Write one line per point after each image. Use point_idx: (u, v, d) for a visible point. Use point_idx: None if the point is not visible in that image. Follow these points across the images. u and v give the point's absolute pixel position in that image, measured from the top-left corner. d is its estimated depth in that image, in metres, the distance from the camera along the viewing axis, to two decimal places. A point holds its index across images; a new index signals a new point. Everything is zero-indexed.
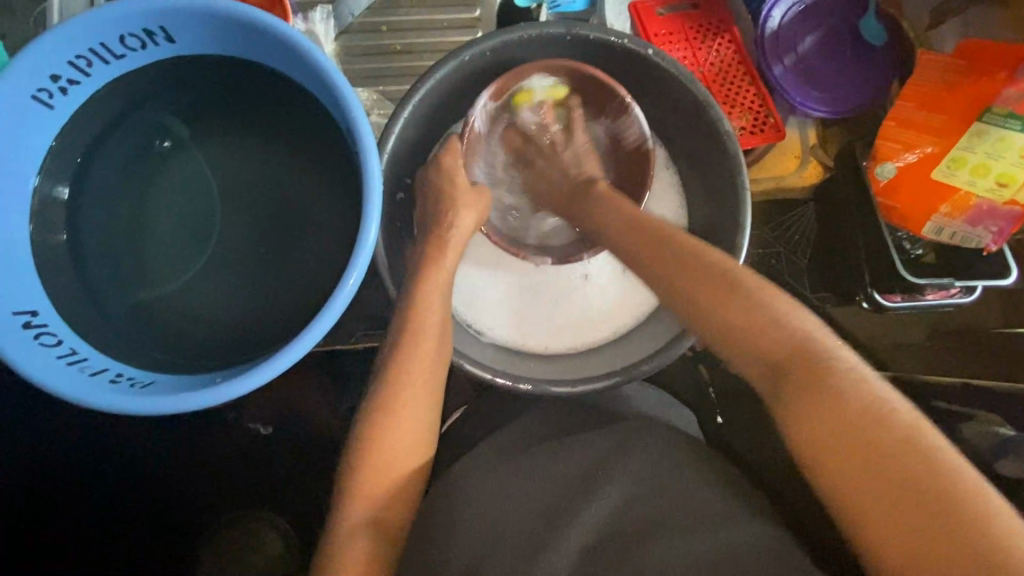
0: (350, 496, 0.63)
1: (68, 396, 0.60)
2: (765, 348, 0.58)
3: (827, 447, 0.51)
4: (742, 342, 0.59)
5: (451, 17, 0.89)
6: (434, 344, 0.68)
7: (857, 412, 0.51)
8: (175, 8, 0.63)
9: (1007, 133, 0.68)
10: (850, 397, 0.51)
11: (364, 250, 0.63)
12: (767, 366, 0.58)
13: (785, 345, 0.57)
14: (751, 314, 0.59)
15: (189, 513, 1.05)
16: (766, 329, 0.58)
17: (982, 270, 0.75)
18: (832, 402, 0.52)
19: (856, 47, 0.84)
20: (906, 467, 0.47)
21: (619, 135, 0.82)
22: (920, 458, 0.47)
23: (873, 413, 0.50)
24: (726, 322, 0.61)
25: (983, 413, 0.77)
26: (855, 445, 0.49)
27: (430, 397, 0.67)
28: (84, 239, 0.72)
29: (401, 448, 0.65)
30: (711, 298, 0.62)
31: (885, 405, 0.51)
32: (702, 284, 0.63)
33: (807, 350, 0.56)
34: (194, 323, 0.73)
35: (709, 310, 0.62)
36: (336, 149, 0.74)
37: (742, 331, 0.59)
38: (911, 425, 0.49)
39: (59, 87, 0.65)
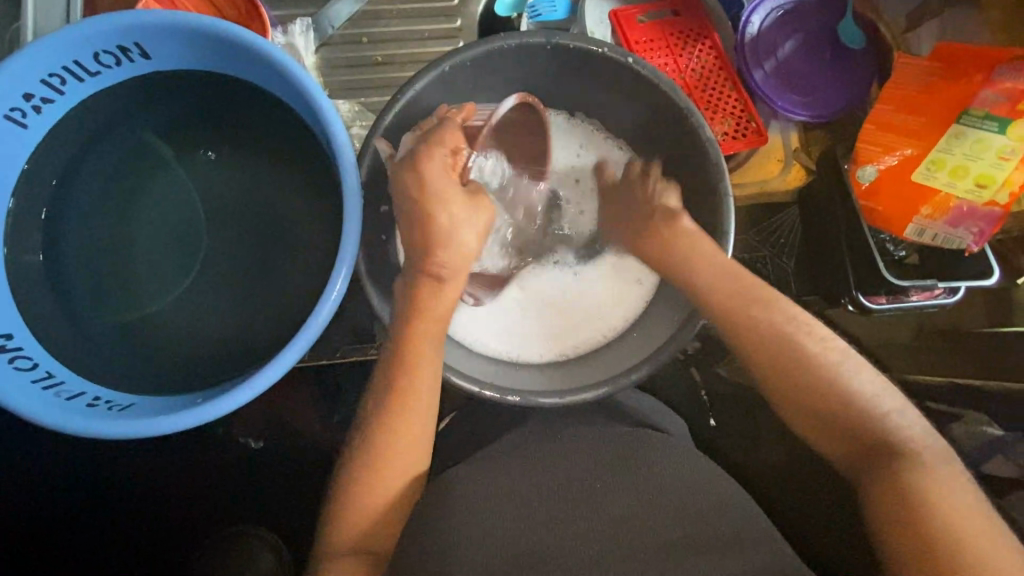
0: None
1: (42, 422, 0.59)
2: (834, 407, 0.64)
3: (895, 515, 0.58)
4: (831, 425, 0.64)
5: (432, 28, 0.89)
6: (418, 360, 0.67)
7: (929, 492, 0.58)
8: (148, 24, 0.62)
9: (984, 134, 0.70)
10: (927, 481, 0.58)
11: (344, 264, 0.62)
12: (846, 437, 0.64)
13: (872, 426, 0.63)
14: (844, 397, 0.64)
15: (175, 535, 1.04)
16: (860, 409, 0.63)
17: (964, 270, 0.75)
18: (907, 480, 0.59)
19: (834, 51, 0.84)
20: (963, 542, 0.55)
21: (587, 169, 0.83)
22: (956, 523, 0.56)
23: (940, 495, 0.57)
24: (816, 396, 0.65)
25: (971, 414, 0.78)
26: (909, 509, 0.57)
27: (425, 409, 0.70)
28: (59, 260, 0.71)
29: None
30: (811, 378, 0.65)
31: (960, 507, 0.57)
32: (799, 362, 0.66)
33: (887, 432, 0.62)
34: (172, 342, 0.72)
35: (803, 385, 0.65)
36: (317, 163, 0.73)
37: (839, 409, 0.64)
38: (969, 509, 0.57)
39: (33, 106, 0.65)
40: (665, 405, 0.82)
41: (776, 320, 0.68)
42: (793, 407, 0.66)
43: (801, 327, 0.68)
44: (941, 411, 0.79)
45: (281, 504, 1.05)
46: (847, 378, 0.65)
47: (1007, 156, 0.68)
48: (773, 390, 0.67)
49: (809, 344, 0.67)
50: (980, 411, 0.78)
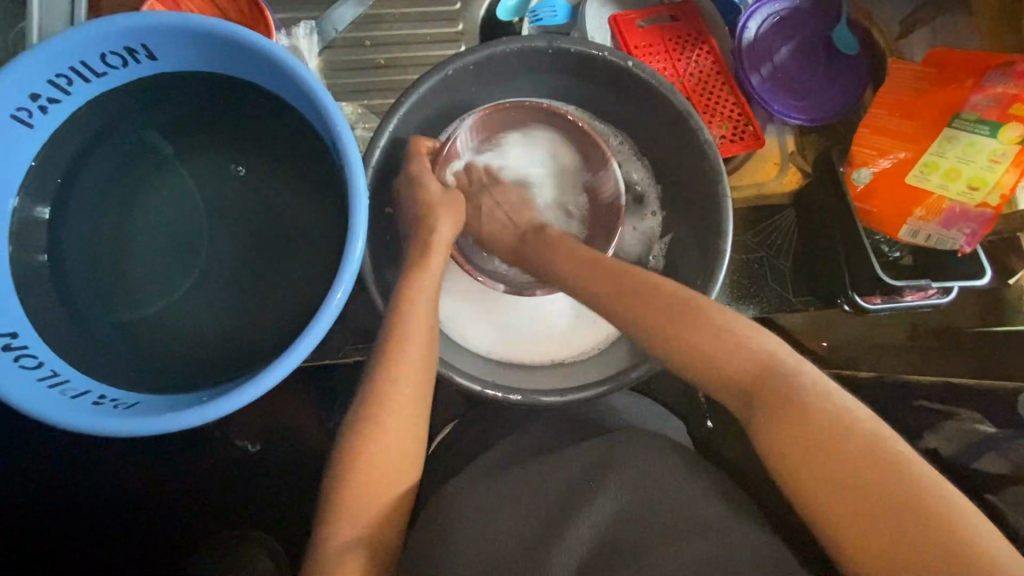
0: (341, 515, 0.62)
1: (50, 420, 0.59)
2: (732, 373, 0.59)
3: (797, 457, 0.53)
4: (734, 390, 0.59)
5: (434, 32, 0.90)
6: (422, 356, 0.68)
7: (845, 433, 0.51)
8: (157, 26, 0.63)
9: (975, 138, 0.71)
10: (823, 410, 0.53)
11: (351, 265, 0.63)
12: (740, 390, 0.59)
13: (762, 376, 0.58)
14: (734, 357, 0.59)
15: (174, 535, 1.03)
16: (755, 366, 0.58)
17: (956, 273, 0.76)
18: (808, 418, 0.53)
19: (829, 56, 0.86)
20: (875, 470, 0.49)
21: (597, 188, 0.86)
22: (875, 459, 0.50)
23: (845, 426, 0.52)
24: (707, 361, 0.60)
25: (962, 411, 0.78)
26: (829, 460, 0.51)
27: (419, 406, 0.67)
28: (62, 259, 0.71)
29: (392, 459, 0.65)
30: (703, 346, 0.61)
31: (873, 440, 0.51)
32: (693, 330, 0.62)
33: (780, 371, 0.57)
34: (177, 341, 0.72)
35: (704, 355, 0.61)
36: (322, 164, 0.74)
37: (733, 371, 0.59)
38: (875, 434, 0.51)
39: (39, 106, 0.65)
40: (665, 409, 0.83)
41: (662, 293, 0.66)
42: (696, 374, 0.62)
43: (694, 296, 0.65)
44: (932, 408, 0.80)
45: (280, 504, 1.05)
46: (743, 339, 0.60)
47: (999, 159, 0.69)
48: (673, 366, 0.63)
49: (697, 308, 0.63)
50: (972, 408, 0.78)
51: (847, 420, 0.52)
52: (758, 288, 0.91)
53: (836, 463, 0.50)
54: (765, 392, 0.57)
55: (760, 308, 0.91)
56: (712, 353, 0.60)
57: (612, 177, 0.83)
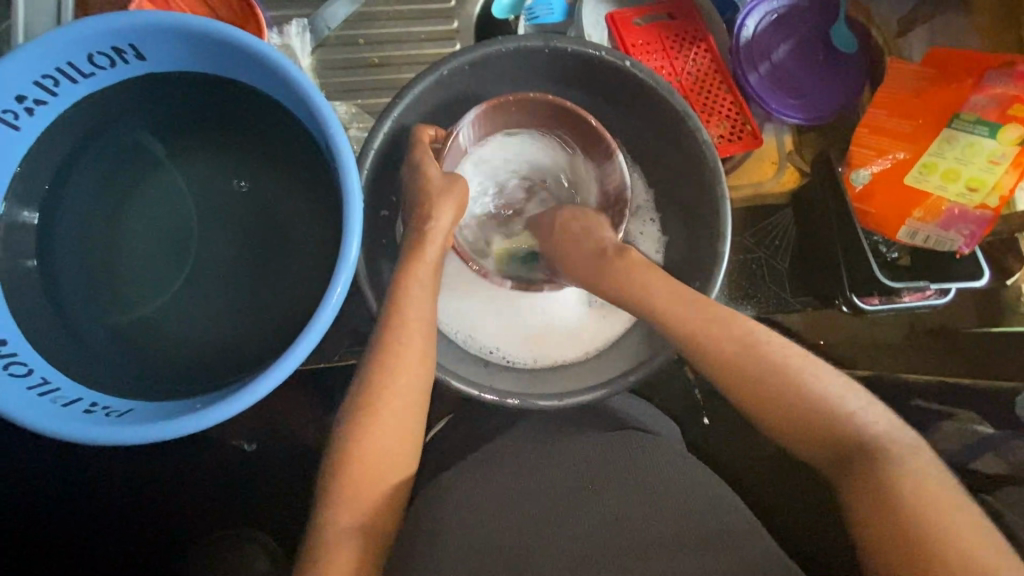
0: (333, 521, 0.60)
1: (41, 429, 0.58)
2: (795, 410, 0.61)
3: (864, 512, 0.55)
4: (799, 433, 0.61)
5: (428, 30, 0.89)
6: (419, 360, 0.67)
7: (913, 496, 0.54)
8: (145, 26, 0.61)
9: (975, 139, 0.71)
10: (903, 479, 0.55)
11: (346, 269, 0.62)
12: (809, 436, 0.61)
13: (834, 431, 0.60)
14: (808, 409, 0.61)
15: (170, 538, 1.03)
16: (827, 418, 0.60)
17: (957, 272, 0.76)
18: (874, 476, 0.56)
19: (827, 55, 0.86)
20: (943, 531, 0.51)
21: (603, 179, 0.82)
22: (940, 524, 0.51)
23: (920, 493, 0.54)
24: (774, 399, 0.62)
25: (961, 411, 0.79)
26: (895, 519, 0.53)
27: (415, 410, 0.66)
28: (52, 263, 0.70)
29: (387, 462, 0.64)
30: (778, 392, 0.62)
31: (941, 504, 0.53)
32: (756, 361, 0.64)
33: (847, 434, 0.59)
34: (169, 345, 0.72)
35: (771, 399, 0.62)
36: (315, 165, 0.73)
37: (810, 425, 0.61)
38: (949, 498, 0.54)
39: (25, 108, 0.64)
40: (659, 410, 0.82)
41: (737, 337, 0.65)
42: (769, 422, 0.63)
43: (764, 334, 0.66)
44: (930, 409, 0.81)
45: (277, 506, 1.05)
46: (807, 381, 0.62)
47: (998, 160, 0.70)
48: (751, 412, 0.64)
49: (766, 353, 0.64)
50: (970, 409, 0.80)
51: (922, 489, 0.54)
52: (755, 286, 0.91)
53: (897, 522, 0.53)
54: (833, 442, 0.60)
55: (759, 310, 0.90)
56: (770, 388, 0.62)
57: (620, 168, 0.78)
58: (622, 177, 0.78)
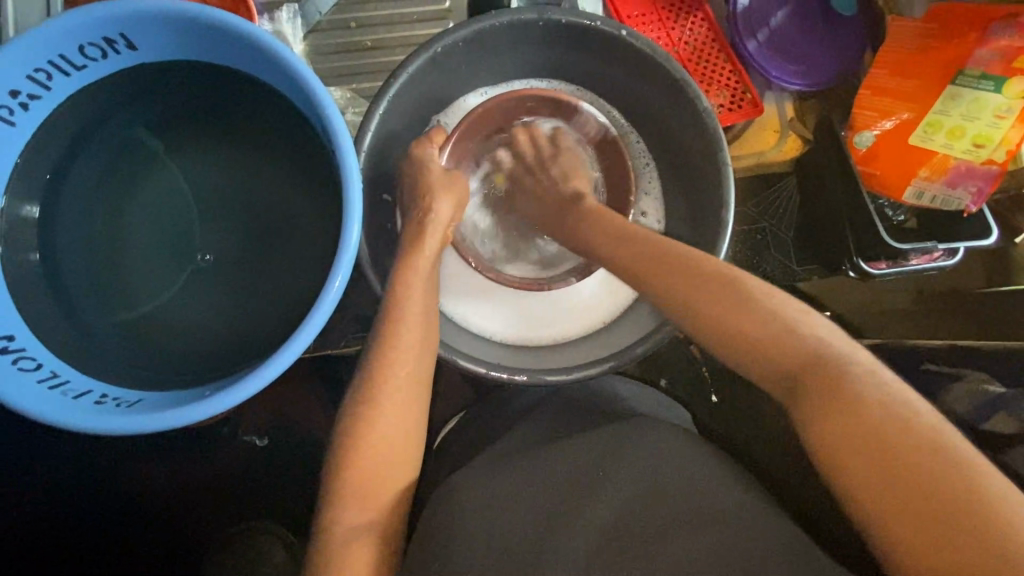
0: (350, 504, 0.60)
1: (55, 421, 0.59)
2: (749, 333, 0.58)
3: (844, 443, 0.50)
4: (757, 353, 0.58)
5: (420, 10, 0.88)
6: (417, 342, 0.66)
7: (873, 406, 0.50)
8: (133, 13, 0.61)
9: (980, 93, 0.70)
10: (862, 386, 0.51)
11: (347, 252, 0.62)
12: (778, 363, 0.57)
13: (802, 352, 0.56)
14: (775, 332, 0.57)
15: (187, 529, 1.04)
16: (788, 336, 0.57)
17: (962, 232, 0.75)
18: (845, 395, 0.51)
19: (827, 18, 0.84)
20: (916, 454, 0.46)
21: (579, 131, 0.86)
22: (903, 434, 0.48)
23: (875, 407, 0.50)
24: (753, 342, 0.58)
25: (970, 371, 0.78)
26: (871, 434, 0.48)
27: (416, 394, 0.66)
28: (56, 257, 0.70)
29: (395, 445, 0.63)
30: (744, 324, 0.59)
31: (905, 409, 0.49)
32: (743, 316, 0.59)
33: (821, 350, 0.55)
34: (177, 337, 0.72)
35: (742, 326, 0.59)
36: (312, 150, 0.72)
37: (783, 351, 0.57)
38: (926, 419, 0.48)
39: (20, 103, 0.63)
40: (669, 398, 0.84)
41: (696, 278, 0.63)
42: (742, 359, 0.59)
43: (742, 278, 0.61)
44: (941, 372, 0.80)
45: (292, 497, 1.05)
46: (780, 311, 0.58)
47: (1004, 114, 0.68)
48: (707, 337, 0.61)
49: (739, 288, 0.60)
50: (980, 369, 0.78)
51: (891, 398, 0.50)
52: (760, 258, 0.90)
53: (864, 429, 0.49)
54: (783, 349, 0.57)
55: (764, 280, 0.90)
56: (726, 317, 0.60)
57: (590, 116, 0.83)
58: (597, 121, 0.83)
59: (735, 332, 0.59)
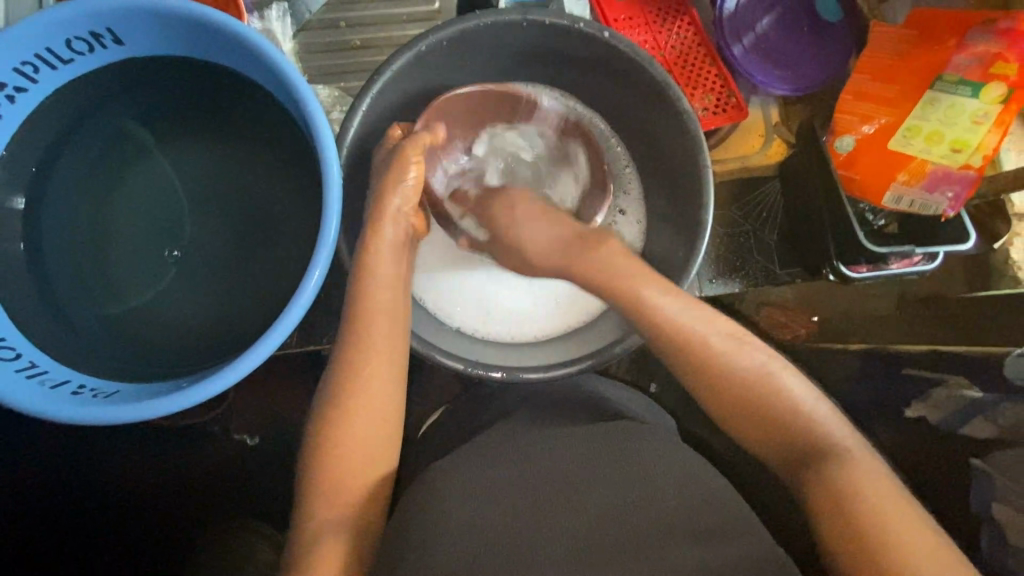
0: (326, 500, 0.61)
1: (30, 410, 0.59)
2: (749, 397, 0.61)
3: (825, 514, 0.54)
4: (751, 417, 0.61)
5: (410, 11, 0.89)
6: (389, 341, 0.67)
7: (854, 484, 0.54)
8: (118, 8, 0.61)
9: (957, 99, 0.70)
10: (848, 468, 0.55)
11: (325, 247, 0.62)
12: (774, 432, 0.60)
13: (798, 425, 0.59)
14: (775, 400, 0.60)
15: (171, 525, 1.04)
16: (783, 407, 0.60)
17: (942, 236, 0.75)
18: (834, 475, 0.55)
19: (812, 24, 0.85)
20: (888, 536, 0.50)
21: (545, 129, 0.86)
22: (881, 517, 0.51)
23: (864, 484, 0.54)
24: (751, 405, 0.61)
25: (953, 377, 0.76)
26: (849, 511, 0.52)
27: (389, 392, 0.66)
28: (40, 249, 0.71)
29: (367, 441, 0.64)
30: (742, 389, 0.61)
31: (884, 493, 0.53)
32: (745, 379, 0.61)
33: (814, 430, 0.59)
34: (158, 330, 0.72)
35: (741, 390, 0.61)
36: (297, 146, 0.73)
37: (777, 417, 0.60)
38: (903, 506, 0.52)
39: (5, 95, 0.64)
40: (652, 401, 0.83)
41: (702, 341, 0.63)
42: (736, 420, 0.62)
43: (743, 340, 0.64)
44: (924, 377, 0.78)
45: (278, 496, 1.05)
46: (778, 381, 0.61)
47: (981, 120, 0.69)
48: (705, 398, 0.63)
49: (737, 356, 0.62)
50: (963, 374, 0.76)
51: (871, 481, 0.54)
52: (744, 262, 0.89)
53: (843, 506, 0.53)
54: (779, 418, 0.60)
55: (747, 284, 0.89)
56: (728, 379, 0.62)
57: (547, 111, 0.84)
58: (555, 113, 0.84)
59: (732, 394, 0.61)
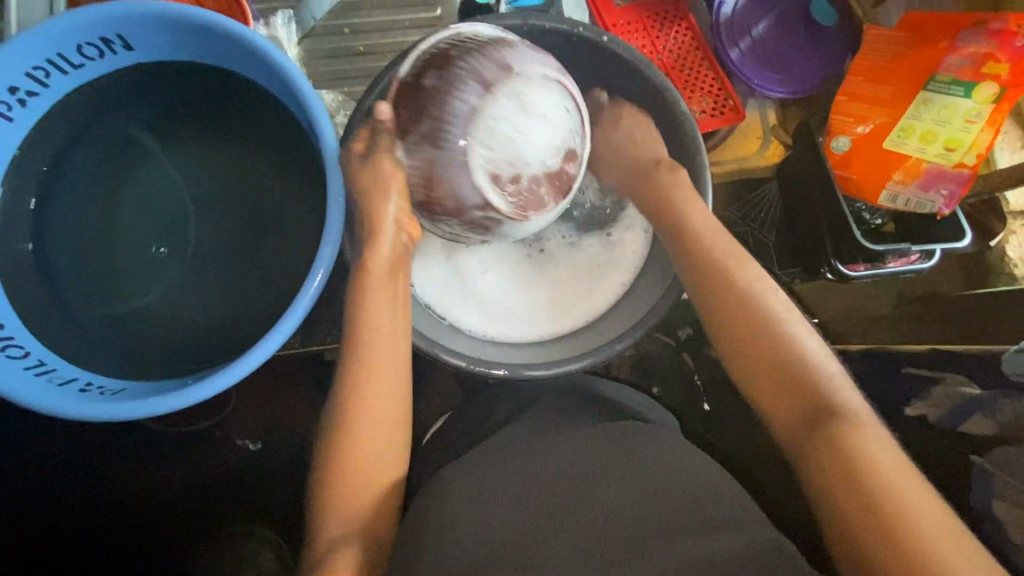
0: (343, 495, 0.64)
1: (38, 407, 0.60)
2: (769, 351, 0.62)
3: (837, 477, 0.54)
4: (769, 372, 0.62)
5: (412, 17, 0.90)
6: (391, 340, 0.67)
7: (867, 450, 0.54)
8: (128, 15, 0.63)
9: (951, 99, 0.71)
10: (860, 435, 0.55)
11: (329, 246, 0.63)
12: (795, 390, 0.60)
13: (818, 388, 0.60)
14: (792, 359, 0.61)
15: (176, 527, 1.04)
16: (808, 368, 0.61)
17: (939, 234, 0.76)
18: (838, 435, 0.56)
19: (807, 27, 0.86)
20: (903, 510, 0.50)
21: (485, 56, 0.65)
22: (892, 487, 0.51)
23: (869, 448, 0.54)
24: (769, 360, 0.62)
25: (949, 374, 0.78)
26: (856, 471, 0.53)
27: (395, 392, 0.68)
28: (49, 250, 0.72)
29: (375, 435, 0.66)
30: (765, 345, 0.62)
31: (891, 461, 0.54)
32: (765, 334, 0.63)
33: (830, 391, 0.59)
34: (165, 329, 0.73)
35: (755, 341, 0.63)
36: (302, 149, 0.74)
37: (794, 373, 0.61)
38: (913, 474, 0.53)
39: (17, 100, 0.65)
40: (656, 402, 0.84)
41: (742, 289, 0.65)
42: (748, 373, 0.63)
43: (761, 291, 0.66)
44: (921, 375, 0.80)
45: (280, 498, 1.06)
46: (797, 339, 0.62)
47: (974, 119, 0.70)
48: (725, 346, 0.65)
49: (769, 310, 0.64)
50: (959, 370, 0.78)
51: (882, 451, 0.54)
52: None
53: (851, 469, 0.53)
54: (798, 375, 0.61)
55: None
56: (753, 331, 0.63)
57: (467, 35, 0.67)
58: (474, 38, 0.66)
59: (749, 346, 0.63)
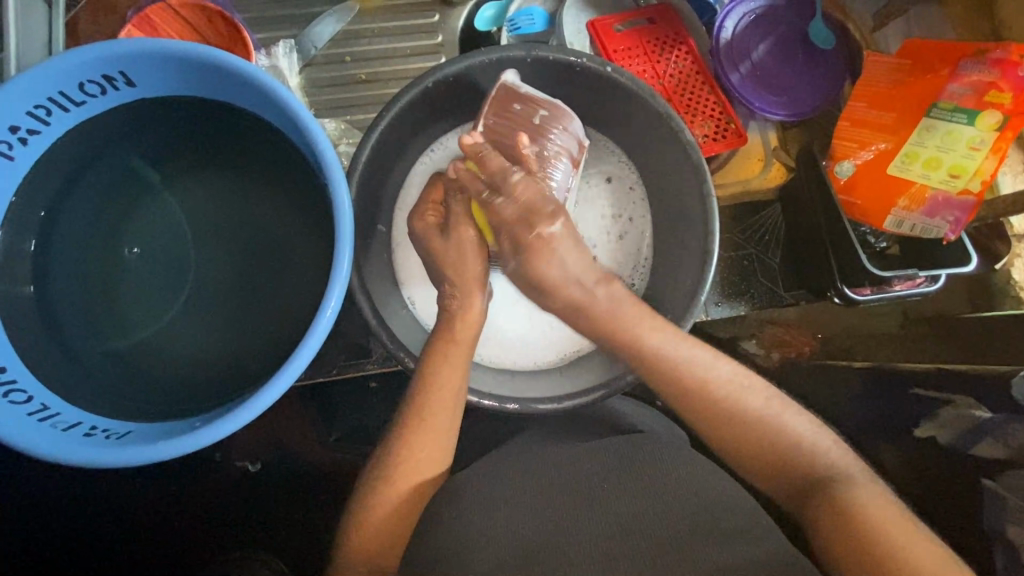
0: (360, 535, 0.63)
1: (42, 454, 0.59)
2: (747, 436, 0.65)
3: (842, 541, 0.56)
4: (756, 459, 0.65)
5: (414, 45, 0.91)
6: (442, 403, 0.67)
7: (859, 507, 0.57)
8: (131, 53, 0.62)
9: (954, 126, 0.72)
10: (848, 493, 0.58)
11: (338, 284, 0.62)
12: (781, 464, 0.63)
13: (800, 454, 0.63)
14: (772, 432, 0.64)
15: (178, 558, 1.03)
16: (784, 441, 0.64)
17: (944, 259, 0.77)
18: (836, 500, 0.58)
19: (806, 51, 0.87)
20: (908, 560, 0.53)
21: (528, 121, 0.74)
22: (893, 538, 0.54)
23: (866, 505, 0.57)
24: (750, 445, 0.64)
25: (958, 397, 0.78)
26: (859, 532, 0.55)
27: (441, 448, 0.68)
28: (51, 290, 0.71)
29: (420, 474, 0.66)
30: (743, 435, 0.65)
31: (884, 510, 0.56)
32: (735, 419, 0.65)
33: (810, 457, 0.62)
34: (171, 366, 0.72)
35: (733, 422, 0.65)
36: (305, 181, 0.73)
37: (774, 449, 0.64)
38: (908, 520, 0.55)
39: (19, 138, 0.64)
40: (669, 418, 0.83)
41: (717, 386, 0.66)
42: (743, 463, 0.66)
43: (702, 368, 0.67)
44: (928, 397, 0.80)
45: (284, 524, 1.04)
46: (766, 410, 0.65)
47: (977, 147, 0.71)
48: (711, 438, 0.67)
49: (746, 398, 0.66)
50: (968, 394, 0.77)
51: (875, 506, 0.57)
52: (748, 283, 0.92)
53: (857, 531, 0.55)
54: (776, 449, 0.64)
55: (752, 306, 0.92)
56: (727, 424, 0.65)
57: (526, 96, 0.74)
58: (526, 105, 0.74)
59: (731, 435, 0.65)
